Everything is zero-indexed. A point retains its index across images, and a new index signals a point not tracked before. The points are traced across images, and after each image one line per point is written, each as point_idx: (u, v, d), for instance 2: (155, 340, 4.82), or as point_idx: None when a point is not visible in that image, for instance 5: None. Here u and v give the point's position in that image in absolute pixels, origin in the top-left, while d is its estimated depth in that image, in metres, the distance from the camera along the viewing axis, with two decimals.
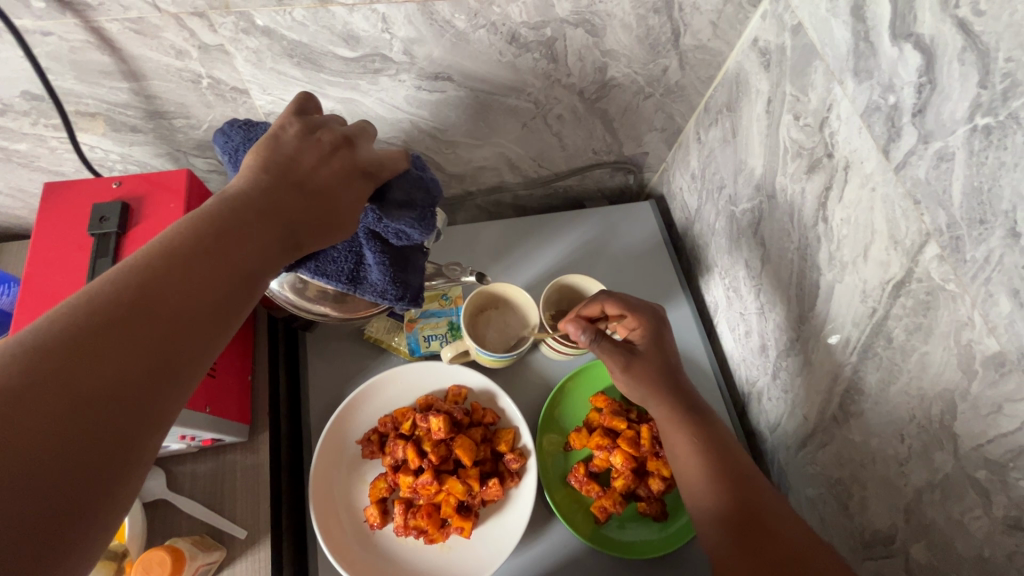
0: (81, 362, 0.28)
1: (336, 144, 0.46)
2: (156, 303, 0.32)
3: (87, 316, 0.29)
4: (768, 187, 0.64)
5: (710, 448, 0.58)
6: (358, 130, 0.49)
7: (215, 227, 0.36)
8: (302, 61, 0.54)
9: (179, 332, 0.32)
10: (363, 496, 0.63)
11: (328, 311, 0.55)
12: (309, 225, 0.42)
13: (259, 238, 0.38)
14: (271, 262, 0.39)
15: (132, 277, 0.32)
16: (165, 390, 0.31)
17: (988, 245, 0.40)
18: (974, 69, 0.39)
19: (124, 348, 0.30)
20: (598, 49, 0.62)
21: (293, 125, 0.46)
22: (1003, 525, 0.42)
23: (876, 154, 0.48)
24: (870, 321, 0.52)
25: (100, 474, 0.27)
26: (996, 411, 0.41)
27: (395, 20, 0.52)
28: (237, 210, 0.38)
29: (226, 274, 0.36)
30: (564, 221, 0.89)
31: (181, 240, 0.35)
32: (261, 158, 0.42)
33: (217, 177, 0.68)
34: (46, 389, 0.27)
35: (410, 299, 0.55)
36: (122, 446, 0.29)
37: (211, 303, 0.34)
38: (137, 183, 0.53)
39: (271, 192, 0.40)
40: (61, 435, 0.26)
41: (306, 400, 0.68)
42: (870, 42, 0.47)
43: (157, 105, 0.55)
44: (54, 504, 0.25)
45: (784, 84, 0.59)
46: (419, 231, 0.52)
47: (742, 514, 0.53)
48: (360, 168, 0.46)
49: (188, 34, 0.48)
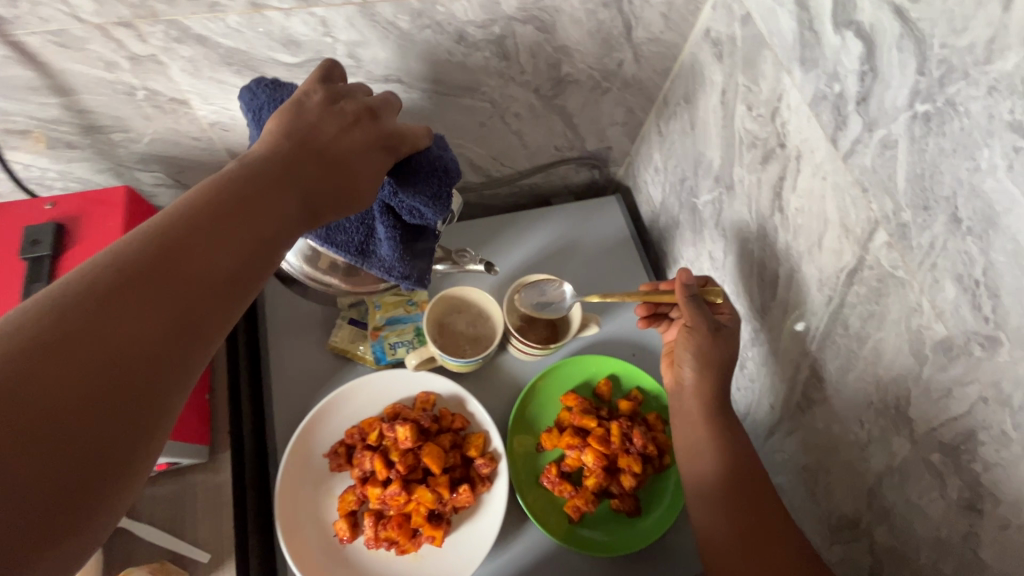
0: (92, 330, 0.27)
1: (358, 113, 0.44)
2: (169, 270, 0.30)
3: (94, 284, 0.28)
4: (727, 178, 0.64)
5: (732, 457, 0.56)
6: (383, 100, 0.47)
7: (230, 192, 0.35)
8: (242, 68, 0.52)
9: (192, 302, 0.31)
10: (332, 511, 0.62)
11: (336, 283, 0.58)
12: (328, 196, 0.40)
13: (275, 205, 0.36)
14: (289, 232, 0.37)
15: (147, 241, 0.30)
16: (178, 364, 0.29)
17: (932, 231, 0.40)
18: (912, 55, 0.39)
19: (136, 317, 0.28)
20: (550, 45, 0.61)
21: (318, 92, 0.44)
22: (957, 506, 0.42)
23: (825, 143, 0.48)
24: (828, 309, 0.52)
25: (105, 452, 0.26)
26: (947, 395, 0.41)
27: (336, 23, 0.50)
28: (254, 175, 0.36)
29: (243, 241, 0.34)
30: (531, 218, 0.88)
31: (198, 203, 0.33)
32: (283, 125, 0.41)
33: (166, 191, 0.66)
34: (54, 357, 0.25)
35: (414, 277, 0.56)
36: (132, 422, 0.27)
37: (228, 272, 0.33)
38: (73, 203, 0.52)
39: (289, 160, 0.39)
40: (68, 407, 0.25)
41: (270, 416, 0.67)
42: (814, 31, 0.47)
43: (92, 120, 0.53)
44: (49, 490, 0.24)
45: (736, 75, 0.58)
46: (433, 210, 0.52)
47: (729, 491, 0.55)
48: (382, 141, 0.45)
49: (116, 45, 0.46)
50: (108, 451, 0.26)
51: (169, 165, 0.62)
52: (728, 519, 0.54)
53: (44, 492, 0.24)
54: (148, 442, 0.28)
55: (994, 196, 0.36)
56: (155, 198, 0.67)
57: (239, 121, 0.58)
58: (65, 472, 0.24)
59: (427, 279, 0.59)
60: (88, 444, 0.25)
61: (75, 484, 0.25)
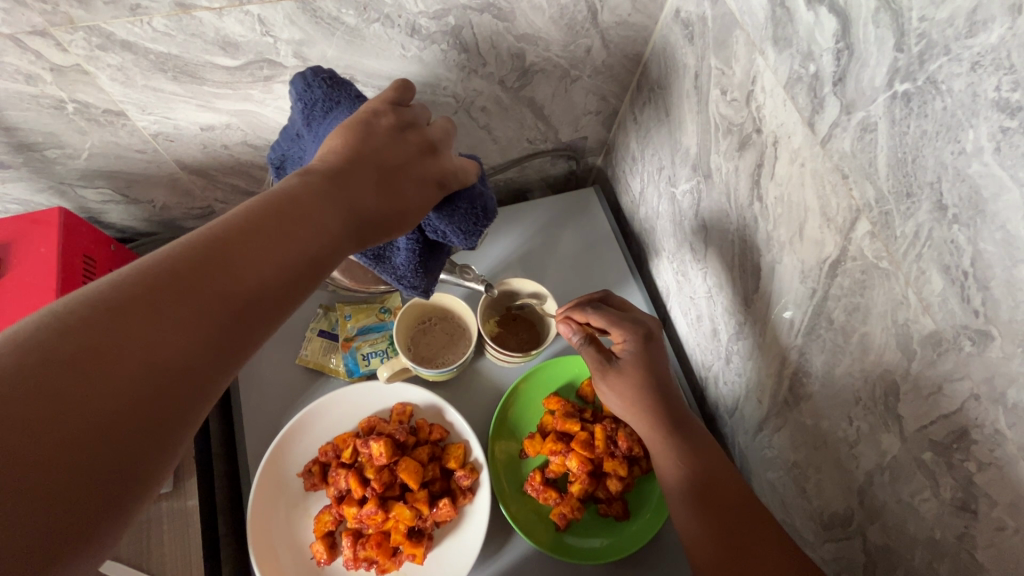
0: (145, 327, 0.28)
1: (420, 146, 0.48)
2: (221, 275, 0.32)
3: (150, 281, 0.29)
4: (704, 166, 0.62)
5: (699, 461, 0.55)
6: (443, 132, 0.51)
7: (281, 207, 0.36)
8: (178, 74, 0.51)
9: (235, 310, 0.32)
10: (309, 532, 0.61)
11: (338, 276, 0.62)
12: (370, 216, 0.42)
13: (324, 219, 0.38)
14: (334, 250, 0.38)
15: (202, 246, 0.32)
16: (213, 371, 0.30)
17: (917, 219, 0.37)
18: (890, 31, 0.36)
19: (185, 320, 0.29)
20: (510, 34, 0.58)
21: (387, 114, 0.47)
22: (951, 506, 0.41)
23: (802, 127, 0.45)
24: (811, 301, 0.50)
25: (138, 450, 0.26)
26: (937, 391, 0.39)
27: (274, 21, 0.48)
28: (309, 189, 0.38)
29: (292, 256, 0.35)
30: (507, 215, 0.85)
31: (254, 213, 0.35)
32: (348, 143, 0.44)
33: (114, 207, 0.69)
34: (108, 348, 0.27)
35: (422, 289, 0.59)
36: (166, 424, 0.28)
37: (276, 285, 0.34)
38: (8, 227, 0.58)
39: (340, 180, 0.40)
40: (115, 400, 0.26)
41: (241, 435, 0.65)
42: (787, 7, 0.43)
43: (22, 137, 0.55)
44: (71, 492, 0.24)
45: (708, 58, 0.55)
46: (461, 239, 0.55)
47: (703, 489, 0.54)
48: (436, 178, 0.48)
49: (33, 56, 0.46)
50: (133, 460, 0.26)
51: (115, 180, 0.64)
52: (706, 522, 0.52)
53: (63, 498, 0.24)
54: (177, 446, 0.28)
55: (981, 180, 0.33)
56: (104, 214, 0.70)
57: (183, 129, 0.58)
58: (88, 477, 0.24)
59: (431, 290, 0.62)
60: (117, 448, 0.26)
61: (97, 489, 0.25)
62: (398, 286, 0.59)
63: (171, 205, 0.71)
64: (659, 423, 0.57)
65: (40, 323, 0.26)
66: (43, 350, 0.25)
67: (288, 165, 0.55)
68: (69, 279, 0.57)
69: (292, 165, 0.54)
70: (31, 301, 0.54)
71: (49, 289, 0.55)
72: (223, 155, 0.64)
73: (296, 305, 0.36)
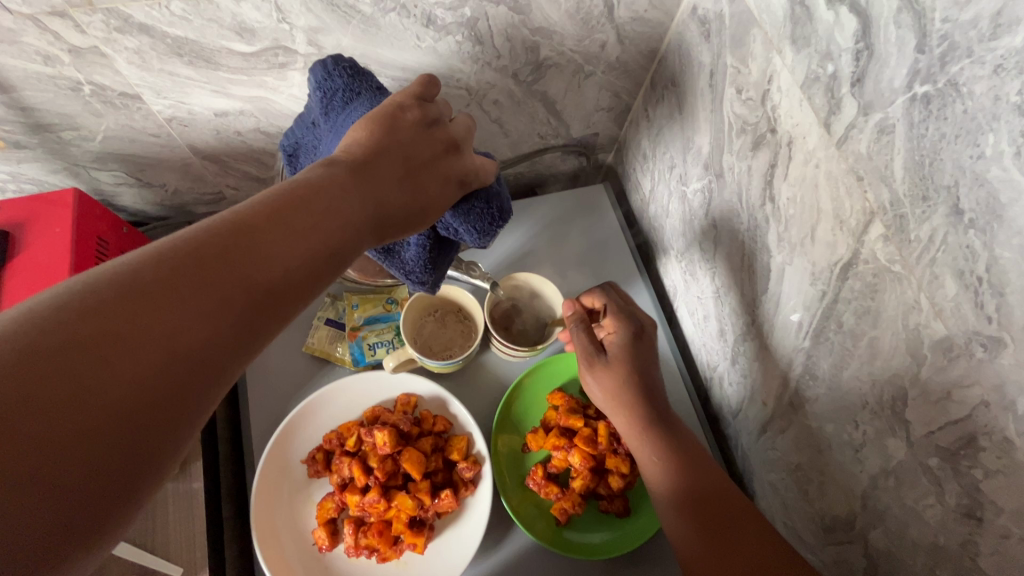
0: (162, 310, 0.28)
1: (445, 143, 0.48)
2: (238, 263, 0.32)
3: (168, 265, 0.29)
4: (716, 165, 0.61)
5: (698, 464, 0.55)
6: (466, 129, 0.51)
7: (302, 196, 0.36)
8: (194, 59, 0.51)
9: (253, 298, 0.32)
10: (312, 519, 0.61)
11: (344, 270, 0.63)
12: (388, 212, 0.41)
13: (343, 211, 0.38)
14: (351, 243, 0.38)
15: (220, 232, 0.32)
16: (227, 360, 0.30)
17: (932, 223, 0.37)
18: (911, 32, 0.35)
19: (203, 307, 0.29)
20: (526, 27, 0.58)
21: (413, 108, 0.47)
22: (956, 513, 0.40)
23: (817, 128, 0.45)
24: (820, 304, 0.50)
25: (151, 436, 0.27)
26: (946, 397, 0.39)
27: (291, 8, 0.48)
28: (330, 180, 0.38)
29: (312, 247, 0.35)
30: (516, 209, 0.85)
31: (276, 200, 0.35)
32: (374, 136, 0.44)
33: (126, 190, 0.69)
34: (124, 332, 0.27)
35: (430, 284, 0.58)
36: (180, 413, 0.28)
37: (294, 275, 0.34)
38: (19, 208, 0.58)
39: (362, 174, 0.41)
40: (130, 384, 0.26)
41: (247, 421, 0.66)
42: (807, 6, 0.43)
43: (38, 118, 0.55)
44: (81, 474, 0.24)
45: (724, 56, 0.55)
46: (474, 238, 0.55)
47: (703, 493, 0.53)
48: (458, 177, 0.48)
49: (52, 37, 0.46)
50: (146, 448, 0.26)
51: (129, 164, 0.65)
52: (693, 518, 0.52)
53: (76, 484, 0.24)
54: (190, 434, 0.28)
55: (999, 185, 0.32)
56: (116, 197, 0.70)
57: (196, 114, 0.59)
58: (99, 466, 0.24)
59: (438, 287, 0.61)
60: (129, 434, 0.26)
61: (110, 473, 0.25)
62: (406, 282, 0.58)
63: (182, 189, 0.71)
64: (637, 409, 0.58)
65: (60, 301, 0.26)
66: (60, 330, 0.25)
67: (301, 153, 0.55)
68: (81, 261, 0.58)
69: (305, 153, 0.54)
70: (46, 281, 0.55)
71: (64, 268, 0.56)
72: (236, 142, 0.64)
73: (312, 297, 0.35)
